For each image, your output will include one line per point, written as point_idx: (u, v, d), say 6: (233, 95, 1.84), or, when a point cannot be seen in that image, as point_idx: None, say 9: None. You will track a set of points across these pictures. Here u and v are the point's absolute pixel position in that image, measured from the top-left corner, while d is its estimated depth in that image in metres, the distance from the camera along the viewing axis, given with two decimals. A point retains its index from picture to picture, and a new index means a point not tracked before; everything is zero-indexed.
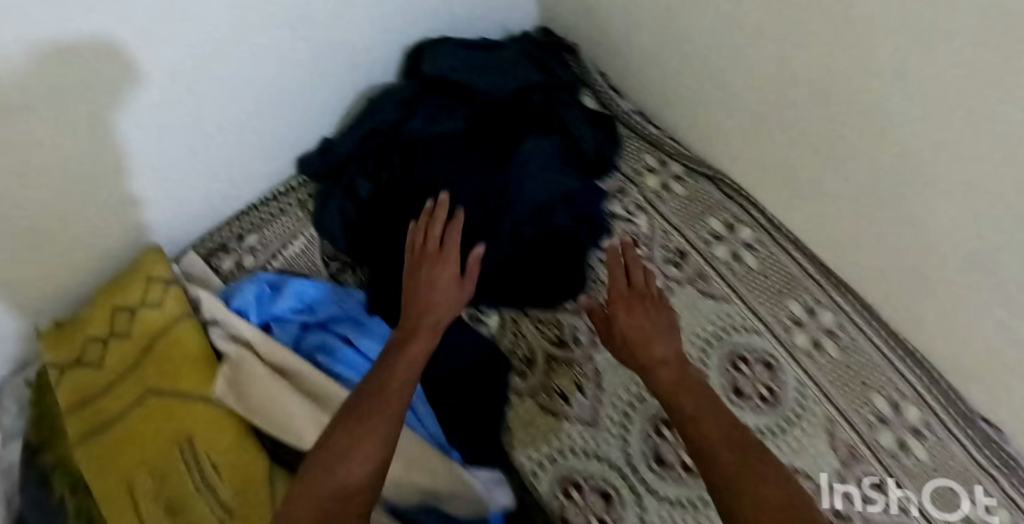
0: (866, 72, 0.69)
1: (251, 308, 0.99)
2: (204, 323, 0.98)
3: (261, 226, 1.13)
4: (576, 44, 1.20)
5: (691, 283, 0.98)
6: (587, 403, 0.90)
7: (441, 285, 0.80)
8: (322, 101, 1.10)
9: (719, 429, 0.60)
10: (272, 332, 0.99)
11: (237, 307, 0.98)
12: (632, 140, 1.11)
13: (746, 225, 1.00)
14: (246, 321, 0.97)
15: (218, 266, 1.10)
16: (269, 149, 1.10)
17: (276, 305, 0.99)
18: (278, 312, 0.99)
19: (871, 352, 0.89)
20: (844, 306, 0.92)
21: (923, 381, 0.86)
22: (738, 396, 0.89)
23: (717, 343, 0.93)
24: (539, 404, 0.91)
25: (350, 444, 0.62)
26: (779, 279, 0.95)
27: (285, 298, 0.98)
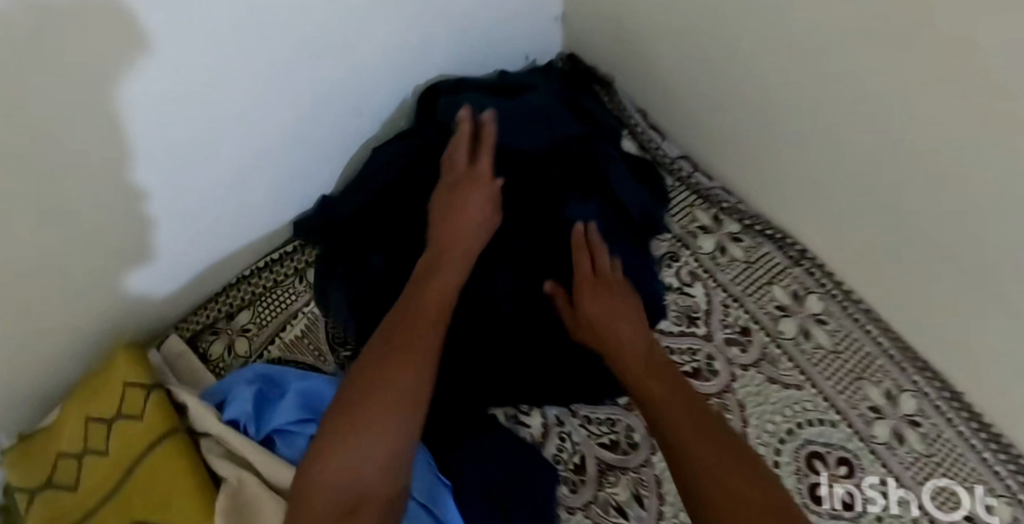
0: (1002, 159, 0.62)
1: (249, 419, 0.83)
2: (196, 435, 0.83)
3: (253, 301, 0.98)
4: (608, 76, 1.10)
5: (758, 366, 0.90)
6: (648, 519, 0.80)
7: (471, 207, 0.83)
8: (324, 141, 0.92)
9: (691, 424, 0.67)
10: (275, 447, 0.83)
11: (232, 419, 0.83)
12: (680, 193, 1.02)
13: (814, 296, 0.93)
14: (244, 438, 0.81)
15: (206, 351, 0.95)
16: (263, 199, 0.92)
17: (278, 416, 0.83)
18: (281, 425, 0.83)
19: (955, 441, 0.84)
20: (927, 392, 0.87)
21: (1006, 467, 0.82)
22: (815, 501, 0.82)
23: (790, 438, 0.86)
24: (598, 518, 0.81)
25: (370, 419, 0.65)
26: (856, 366, 0.89)
27: (291, 406, 0.83)
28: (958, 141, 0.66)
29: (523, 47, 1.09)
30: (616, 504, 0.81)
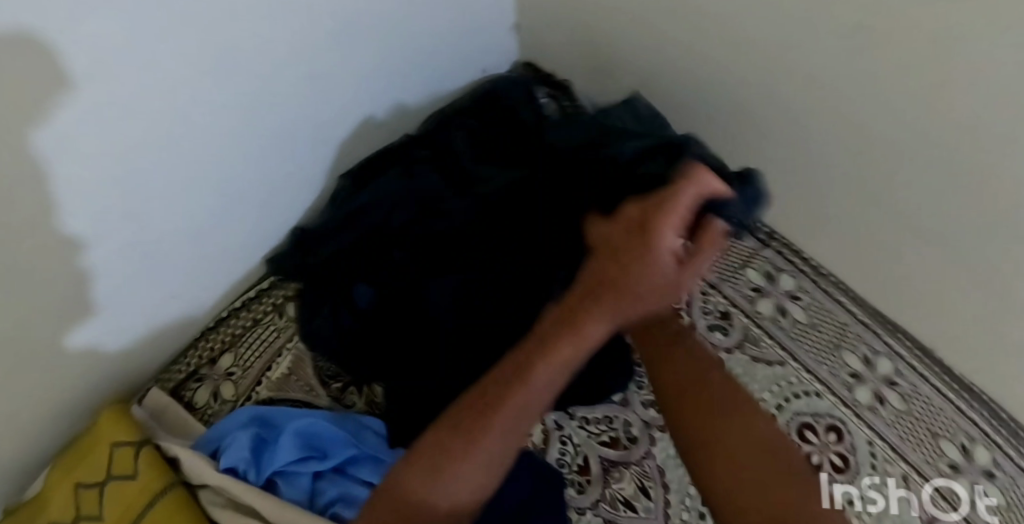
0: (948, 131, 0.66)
1: (247, 465, 0.81)
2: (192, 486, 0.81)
3: (235, 342, 0.96)
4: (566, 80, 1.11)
5: (740, 348, 0.94)
6: (655, 510, 0.82)
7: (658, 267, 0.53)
8: (292, 179, 0.93)
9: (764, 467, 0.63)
10: (277, 489, 0.81)
11: (229, 467, 0.80)
12: None
13: (785, 274, 0.97)
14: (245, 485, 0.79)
15: (191, 401, 0.93)
16: (232, 248, 0.92)
17: (276, 458, 0.80)
18: (281, 466, 0.81)
19: (939, 402, 0.87)
20: (901, 353, 0.90)
21: (989, 422, 0.85)
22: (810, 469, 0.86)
23: (780, 412, 0.90)
24: (607, 515, 0.82)
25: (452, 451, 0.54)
26: (833, 330, 0.93)
27: (289, 447, 0.81)
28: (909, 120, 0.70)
29: (482, 58, 1.10)
30: (623, 498, 0.83)
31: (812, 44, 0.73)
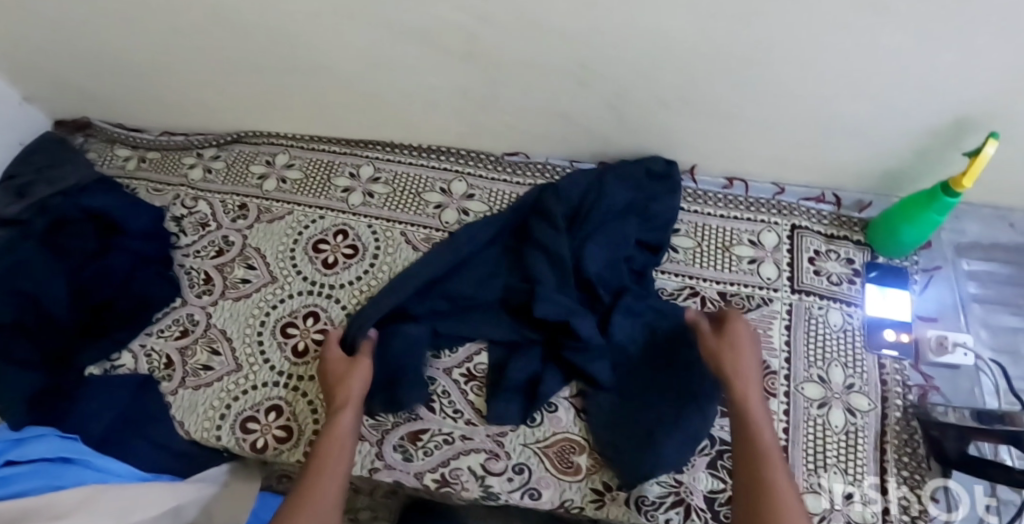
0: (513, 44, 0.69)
1: None
2: None
3: (169, 152, 1.01)
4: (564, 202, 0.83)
5: (739, 300, 0.83)
6: (398, 449, 0.76)
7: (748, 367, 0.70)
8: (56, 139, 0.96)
9: None
10: None
11: None
12: (781, 214, 0.89)
13: (772, 234, 0.88)
14: None
15: (92, 148, 1.03)
16: None
17: None
18: None
19: (838, 351, 0.81)
20: (871, 378, 0.80)
21: (861, 375, 0.80)
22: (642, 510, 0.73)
23: None
24: (385, 456, 0.76)
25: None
26: (717, 239, 0.87)
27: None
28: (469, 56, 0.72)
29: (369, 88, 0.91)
30: (397, 446, 0.77)
31: (487, 48, 0.75)
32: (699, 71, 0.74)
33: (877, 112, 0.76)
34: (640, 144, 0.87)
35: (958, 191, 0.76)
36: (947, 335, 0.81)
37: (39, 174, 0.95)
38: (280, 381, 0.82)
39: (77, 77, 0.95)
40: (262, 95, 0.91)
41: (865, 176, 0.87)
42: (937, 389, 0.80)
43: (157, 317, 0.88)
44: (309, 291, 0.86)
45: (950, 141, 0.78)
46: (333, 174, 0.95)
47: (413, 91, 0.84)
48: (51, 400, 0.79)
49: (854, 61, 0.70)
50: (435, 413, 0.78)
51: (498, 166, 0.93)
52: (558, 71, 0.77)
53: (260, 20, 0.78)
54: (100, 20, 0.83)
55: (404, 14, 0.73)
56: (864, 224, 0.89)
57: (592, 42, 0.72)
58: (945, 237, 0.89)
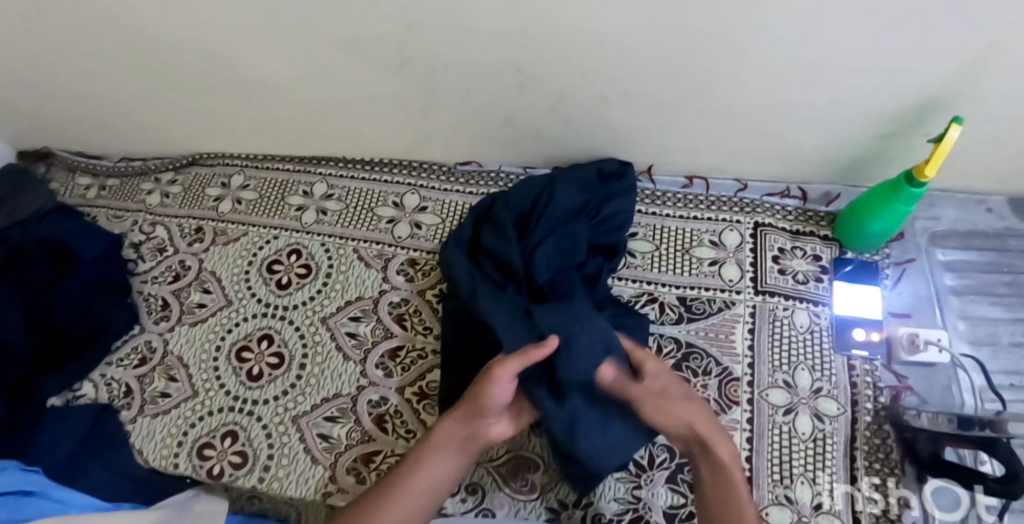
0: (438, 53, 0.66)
1: None
2: None
3: (130, 177, 1.01)
4: (517, 211, 0.80)
5: (699, 305, 0.80)
6: (352, 473, 0.75)
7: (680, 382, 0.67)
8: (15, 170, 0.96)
9: None
10: None
11: None
12: (741, 212, 0.86)
13: (734, 235, 0.84)
14: None
15: (55, 176, 1.03)
16: None
17: None
18: None
19: (804, 354, 0.77)
20: (840, 380, 0.76)
21: (829, 377, 0.76)
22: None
23: None
24: (339, 479, 0.75)
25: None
26: (676, 242, 0.84)
27: None
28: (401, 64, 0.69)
29: None
30: (350, 469, 0.75)
31: (420, 56, 0.73)
32: (638, 67, 0.71)
33: (833, 99, 0.72)
34: (592, 145, 0.85)
35: (923, 181, 0.71)
36: (918, 333, 0.77)
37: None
38: (235, 406, 0.81)
39: (31, 105, 0.95)
40: (212, 115, 0.91)
41: (829, 166, 0.83)
42: (912, 390, 0.76)
43: (116, 346, 0.88)
44: (263, 313, 0.86)
45: (913, 125, 0.74)
46: (286, 192, 0.94)
47: (356, 102, 0.83)
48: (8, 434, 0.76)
49: (800, 48, 0.66)
50: (387, 434, 0.76)
51: (450, 177, 0.92)
52: (495, 74, 0.74)
53: (194, 41, 0.77)
54: (43, 49, 0.83)
55: (331, 25, 0.70)
56: (832, 217, 0.85)
57: (523, 42, 0.69)
58: (919, 225, 0.85)
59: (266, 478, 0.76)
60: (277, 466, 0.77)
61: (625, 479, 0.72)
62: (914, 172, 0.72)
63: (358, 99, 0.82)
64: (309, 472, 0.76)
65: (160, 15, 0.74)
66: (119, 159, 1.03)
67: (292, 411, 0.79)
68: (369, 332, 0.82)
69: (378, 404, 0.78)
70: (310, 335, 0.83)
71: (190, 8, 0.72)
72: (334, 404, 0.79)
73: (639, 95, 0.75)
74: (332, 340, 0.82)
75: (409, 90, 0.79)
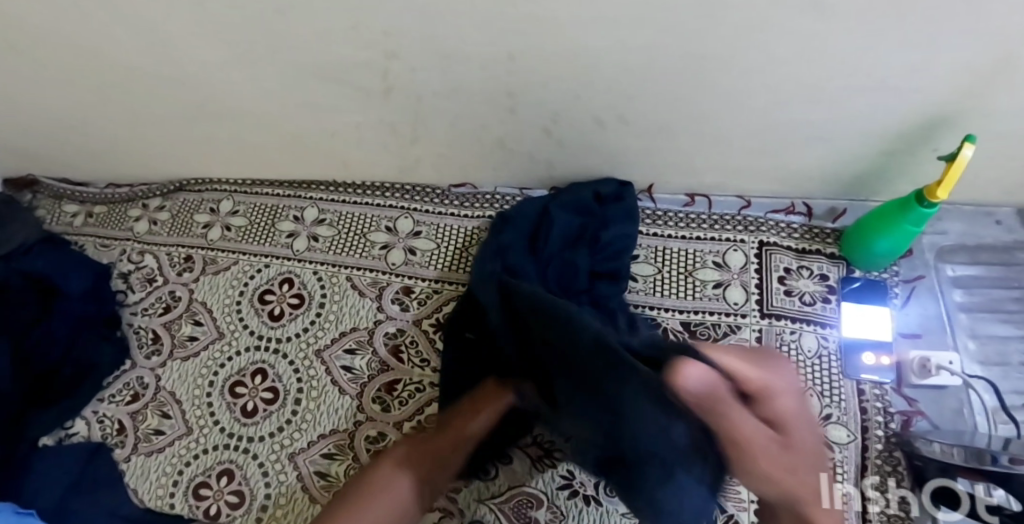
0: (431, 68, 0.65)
1: None
2: None
3: (117, 204, 0.99)
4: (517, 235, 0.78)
5: (703, 330, 0.78)
6: None
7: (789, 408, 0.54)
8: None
9: None
10: None
11: None
12: (743, 231, 0.83)
13: (738, 255, 0.82)
14: None
15: (40, 204, 1.01)
16: None
17: None
18: None
19: (812, 378, 0.75)
20: (848, 403, 0.74)
21: (835, 400, 0.75)
22: None
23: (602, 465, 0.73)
24: None
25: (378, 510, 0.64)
26: (678, 264, 0.82)
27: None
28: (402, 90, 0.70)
29: None
30: None
31: (406, 84, 0.70)
32: (634, 93, 0.68)
33: (837, 118, 0.69)
34: (587, 166, 0.82)
35: (933, 202, 0.69)
36: (929, 357, 0.75)
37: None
38: (231, 443, 0.79)
39: (9, 134, 0.92)
40: (196, 144, 0.88)
41: (834, 183, 0.80)
42: (923, 414, 0.74)
43: (107, 382, 0.85)
44: (256, 346, 0.84)
45: (920, 141, 0.71)
46: (277, 218, 0.92)
47: (342, 129, 0.80)
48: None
49: (803, 70, 0.62)
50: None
51: (444, 200, 0.90)
52: (483, 98, 0.71)
53: (169, 72, 0.74)
54: (15, 81, 0.80)
55: (311, 55, 0.67)
56: (838, 234, 0.83)
57: (512, 69, 0.66)
58: (926, 241, 0.83)
59: (264, 518, 0.74)
60: (275, 505, 0.75)
61: (631, 515, 0.70)
62: (924, 192, 0.69)
63: (344, 126, 0.79)
64: (307, 511, 0.74)
65: (134, 49, 0.71)
66: (105, 186, 1.00)
67: (288, 448, 0.78)
68: (364, 365, 0.80)
69: (376, 439, 0.76)
70: (305, 369, 0.82)
71: (162, 39, 0.69)
72: (331, 441, 0.77)
73: (636, 119, 0.72)
74: (328, 374, 0.81)
75: (397, 117, 0.76)
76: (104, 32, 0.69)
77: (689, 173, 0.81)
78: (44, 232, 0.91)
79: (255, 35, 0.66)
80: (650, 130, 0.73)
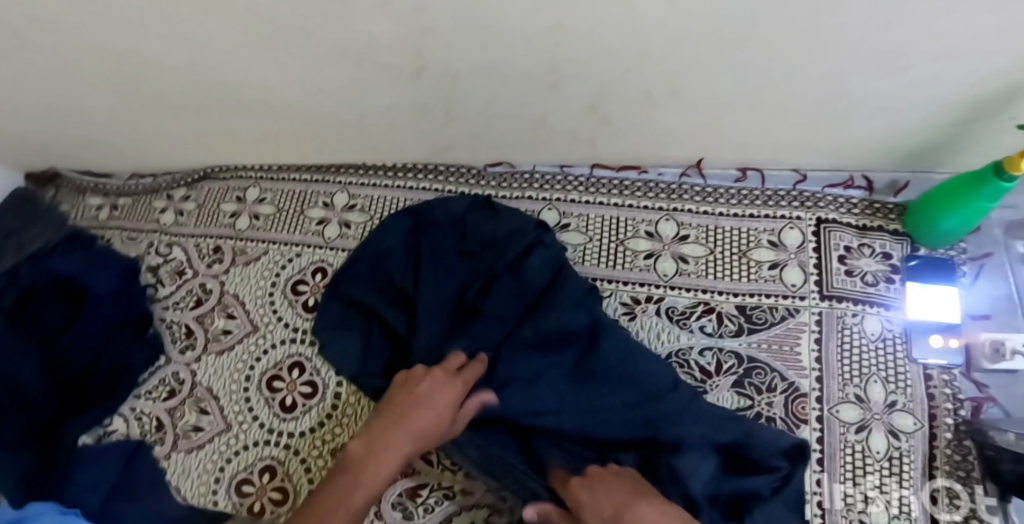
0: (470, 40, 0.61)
1: None
2: None
3: (142, 194, 0.97)
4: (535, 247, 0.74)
5: (758, 308, 0.75)
6: (400, 504, 0.71)
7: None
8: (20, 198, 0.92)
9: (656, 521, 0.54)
10: None
11: None
12: (799, 206, 0.79)
13: (796, 232, 0.78)
14: None
15: (63, 198, 0.99)
16: None
17: None
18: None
19: (880, 362, 0.71)
20: (916, 393, 0.70)
21: (899, 389, 0.70)
22: None
23: None
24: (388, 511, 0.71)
25: None
26: (730, 244, 0.78)
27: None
28: (426, 66, 0.66)
29: None
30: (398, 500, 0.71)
31: (440, 62, 0.65)
32: (687, 64, 0.62)
33: (910, 87, 0.63)
34: (633, 144, 0.77)
35: (1014, 175, 0.63)
36: (1003, 339, 0.69)
37: (7, 237, 0.89)
38: (271, 439, 0.77)
39: (28, 132, 0.89)
40: (218, 130, 0.85)
41: (899, 157, 0.75)
42: (995, 401, 0.70)
43: (142, 379, 0.84)
44: (292, 338, 0.82)
45: (1001, 110, 0.64)
46: (305, 205, 0.89)
47: (368, 110, 0.76)
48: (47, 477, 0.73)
49: (880, 36, 0.56)
50: (433, 465, 0.73)
51: (480, 180, 0.86)
52: (522, 74, 0.66)
53: (190, 59, 0.70)
54: (27, 71, 0.76)
55: (335, 32, 0.63)
56: (901, 210, 0.78)
57: (556, 42, 0.61)
58: (994, 217, 0.77)
59: None
60: None
61: None
62: (1004, 165, 0.63)
63: (372, 107, 0.75)
64: None
65: (149, 35, 0.67)
66: (131, 177, 0.98)
67: (330, 443, 0.75)
68: None
69: None
70: None
71: (177, 23, 0.64)
72: None
73: (686, 93, 0.67)
74: None
75: (428, 96, 0.71)
76: (114, 19, 0.65)
77: (742, 147, 0.76)
78: (68, 230, 0.88)
79: (278, 16, 0.61)
80: (704, 103, 0.68)
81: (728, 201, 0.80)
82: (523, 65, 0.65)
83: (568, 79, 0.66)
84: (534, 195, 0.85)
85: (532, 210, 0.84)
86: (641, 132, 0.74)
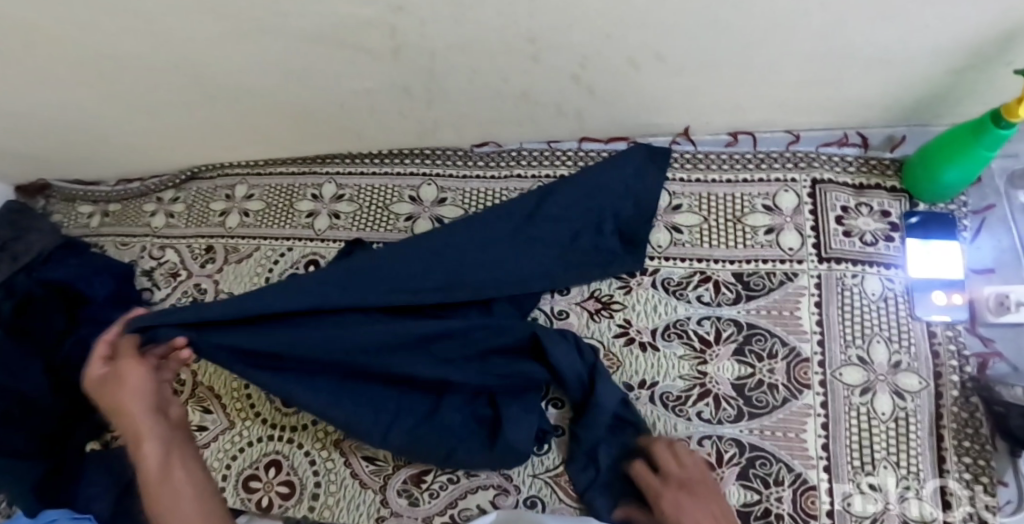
0: (441, 16, 0.60)
1: None
2: None
3: (133, 197, 0.97)
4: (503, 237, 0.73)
5: (755, 273, 0.74)
6: (405, 491, 0.71)
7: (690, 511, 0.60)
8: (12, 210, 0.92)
9: None
10: None
11: None
12: (793, 167, 0.77)
13: (790, 194, 0.77)
14: None
15: (55, 208, 0.99)
16: None
17: None
18: None
19: (882, 321, 0.70)
20: (920, 352, 0.68)
21: (902, 349, 0.69)
22: None
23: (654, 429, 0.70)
24: (392, 498, 0.71)
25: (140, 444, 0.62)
26: (724, 211, 0.77)
27: None
28: (399, 46, 0.65)
29: None
30: (403, 488, 0.71)
31: (414, 43, 0.64)
32: (667, 26, 0.60)
33: (901, 35, 0.60)
34: (621, 113, 0.76)
35: (1013, 121, 0.61)
36: (1008, 292, 0.68)
37: None
38: (274, 433, 0.77)
39: (13, 141, 0.89)
40: (199, 127, 0.84)
41: (895, 109, 0.72)
42: (1001, 356, 0.68)
43: None
44: None
45: (996, 57, 0.62)
46: (294, 198, 0.88)
47: (347, 96, 0.74)
48: (57, 484, 0.75)
49: None
50: None
51: (467, 162, 0.85)
52: (500, 48, 0.65)
53: (165, 55, 0.69)
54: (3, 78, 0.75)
55: (305, 18, 0.61)
56: (899, 164, 0.76)
57: (531, 12, 0.59)
58: (995, 167, 0.75)
59: (317, 507, 0.73)
60: (326, 493, 0.73)
61: None
62: (1002, 112, 0.61)
63: (352, 92, 0.74)
64: (360, 497, 0.72)
65: (119, 34, 0.66)
66: (122, 183, 0.98)
67: (331, 436, 0.75)
68: None
69: None
70: None
71: (145, 20, 0.63)
72: None
73: (668, 58, 0.65)
74: None
75: (406, 76, 0.70)
76: (81, 20, 0.64)
77: (733, 110, 0.74)
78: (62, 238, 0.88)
79: (249, 3, 0.60)
80: (688, 67, 0.66)
81: (721, 167, 0.79)
82: (499, 39, 0.63)
83: (544, 49, 0.64)
84: (524, 172, 0.83)
85: (521, 189, 0.82)
86: (625, 100, 0.73)
